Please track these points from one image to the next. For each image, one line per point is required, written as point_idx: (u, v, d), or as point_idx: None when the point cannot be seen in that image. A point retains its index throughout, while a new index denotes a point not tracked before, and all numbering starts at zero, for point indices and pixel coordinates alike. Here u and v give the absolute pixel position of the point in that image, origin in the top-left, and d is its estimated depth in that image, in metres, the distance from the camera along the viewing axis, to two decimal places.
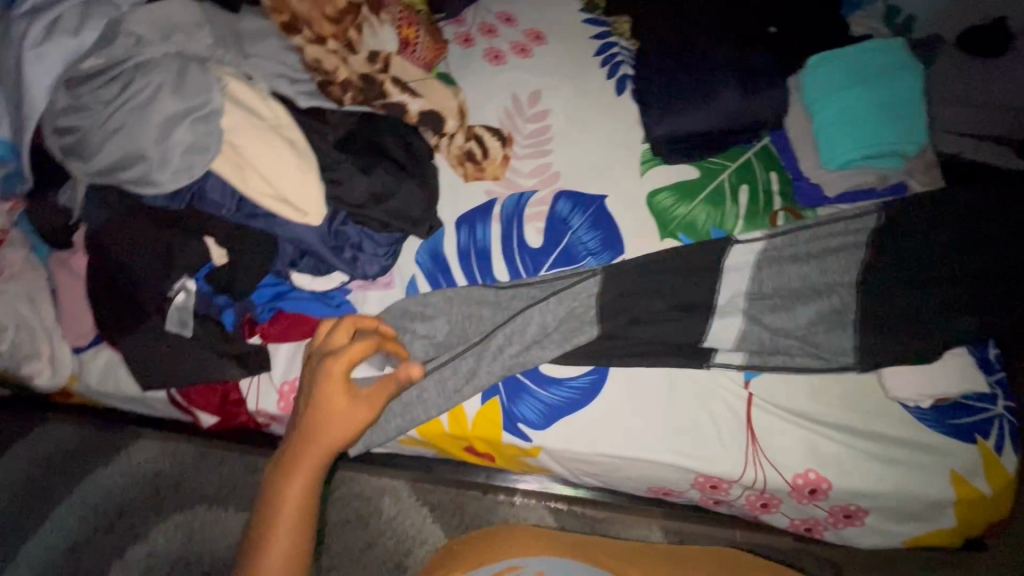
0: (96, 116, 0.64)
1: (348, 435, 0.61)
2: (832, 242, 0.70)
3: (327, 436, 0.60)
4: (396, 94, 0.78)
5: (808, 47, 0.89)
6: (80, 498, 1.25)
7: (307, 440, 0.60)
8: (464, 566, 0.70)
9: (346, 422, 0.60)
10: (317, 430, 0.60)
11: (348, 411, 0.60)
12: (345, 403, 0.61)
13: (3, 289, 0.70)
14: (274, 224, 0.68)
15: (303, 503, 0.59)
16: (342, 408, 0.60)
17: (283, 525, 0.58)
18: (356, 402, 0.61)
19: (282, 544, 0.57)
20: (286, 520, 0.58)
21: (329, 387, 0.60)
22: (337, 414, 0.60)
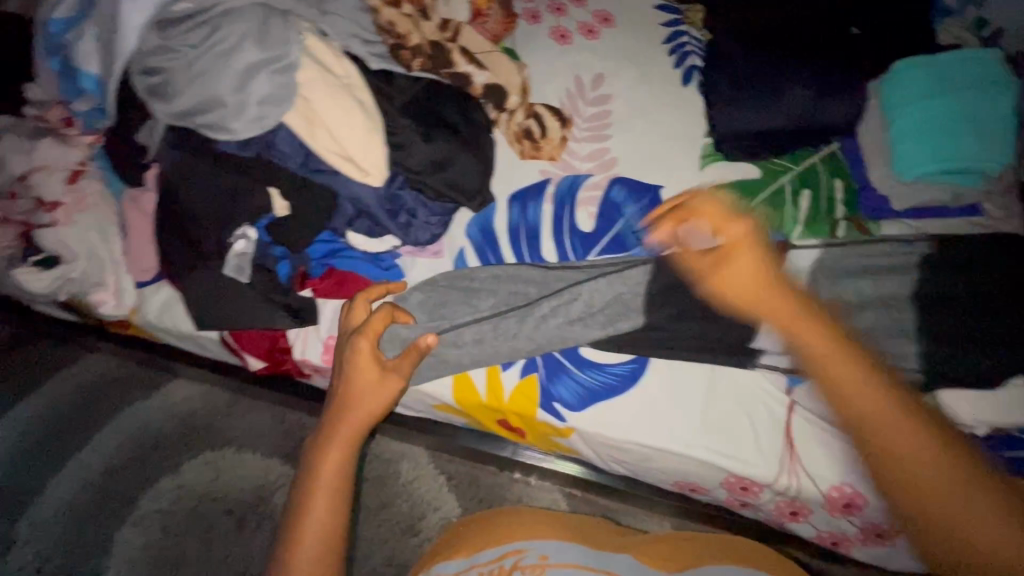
0: (182, 59, 0.66)
1: (380, 405, 0.65)
2: (879, 261, 0.72)
3: (362, 408, 0.65)
4: (463, 64, 0.79)
5: (891, 50, 0.85)
6: (119, 426, 1.31)
7: (343, 410, 0.65)
8: (468, 548, 0.73)
9: (378, 392, 0.65)
10: (352, 396, 0.65)
11: (379, 381, 0.65)
12: (375, 374, 0.66)
13: (77, 219, 0.73)
14: (337, 180, 0.69)
15: (340, 476, 0.63)
16: (372, 379, 0.66)
17: (321, 495, 0.62)
18: (385, 373, 0.66)
19: (321, 512, 0.61)
20: (326, 488, 0.62)
21: (360, 360, 0.66)
22: (368, 385, 0.65)
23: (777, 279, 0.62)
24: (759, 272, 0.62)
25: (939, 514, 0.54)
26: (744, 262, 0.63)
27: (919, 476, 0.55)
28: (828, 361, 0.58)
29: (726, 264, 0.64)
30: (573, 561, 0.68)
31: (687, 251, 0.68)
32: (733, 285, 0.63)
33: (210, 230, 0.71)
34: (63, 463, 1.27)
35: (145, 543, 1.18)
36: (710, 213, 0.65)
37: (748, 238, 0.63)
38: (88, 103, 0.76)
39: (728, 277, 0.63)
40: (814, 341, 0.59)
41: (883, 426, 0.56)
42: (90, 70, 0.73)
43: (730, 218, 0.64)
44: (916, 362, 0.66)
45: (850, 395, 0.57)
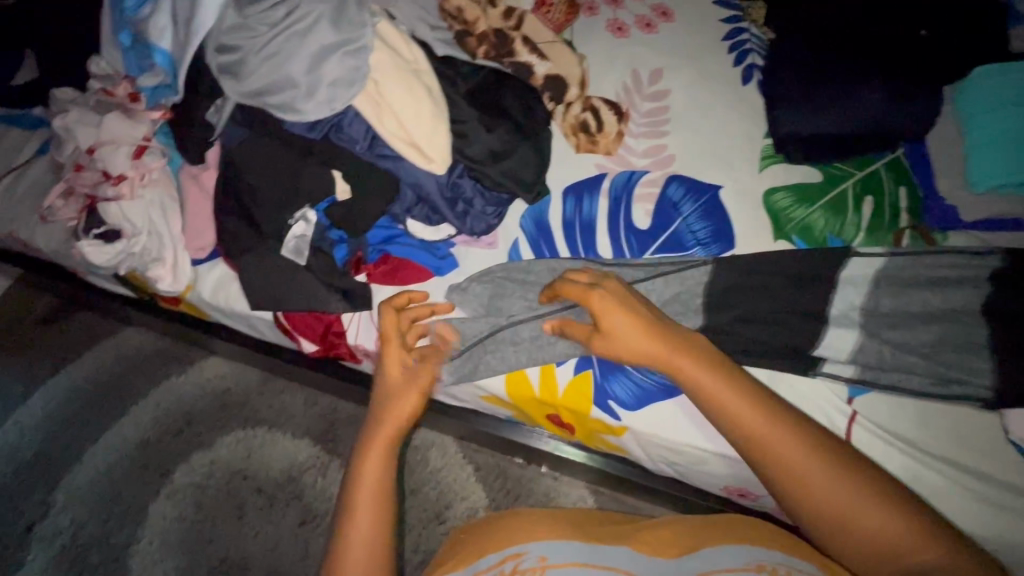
0: (259, 38, 0.66)
1: (412, 404, 0.67)
2: (950, 273, 0.68)
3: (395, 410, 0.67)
4: (525, 53, 0.78)
5: (968, 53, 0.81)
6: (155, 399, 1.33)
7: (377, 414, 0.67)
8: (464, 557, 0.61)
9: (408, 392, 0.68)
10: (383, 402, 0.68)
11: (406, 381, 0.69)
12: (404, 377, 0.69)
13: (140, 195, 0.75)
14: (401, 166, 0.69)
15: (382, 477, 0.63)
16: (401, 381, 0.69)
17: (365, 494, 0.62)
18: (411, 372, 0.69)
19: (367, 511, 0.62)
20: (368, 490, 0.63)
21: (390, 366, 0.69)
22: (397, 387, 0.68)
23: (650, 323, 0.60)
24: (641, 323, 0.60)
25: (845, 524, 0.54)
26: (614, 326, 0.60)
27: (815, 495, 0.54)
28: (700, 391, 0.58)
29: (612, 333, 0.61)
30: (575, 560, 0.57)
31: (580, 333, 0.64)
32: (622, 347, 0.61)
33: (272, 210, 0.71)
34: (101, 432, 1.29)
35: (177, 516, 1.20)
36: (575, 290, 0.63)
37: (609, 304, 0.60)
38: (154, 78, 0.75)
39: (620, 340, 0.60)
40: (671, 363, 0.59)
41: (764, 451, 0.56)
42: (162, 45, 0.72)
43: (586, 290, 0.62)
44: (990, 380, 0.64)
45: (737, 423, 0.57)
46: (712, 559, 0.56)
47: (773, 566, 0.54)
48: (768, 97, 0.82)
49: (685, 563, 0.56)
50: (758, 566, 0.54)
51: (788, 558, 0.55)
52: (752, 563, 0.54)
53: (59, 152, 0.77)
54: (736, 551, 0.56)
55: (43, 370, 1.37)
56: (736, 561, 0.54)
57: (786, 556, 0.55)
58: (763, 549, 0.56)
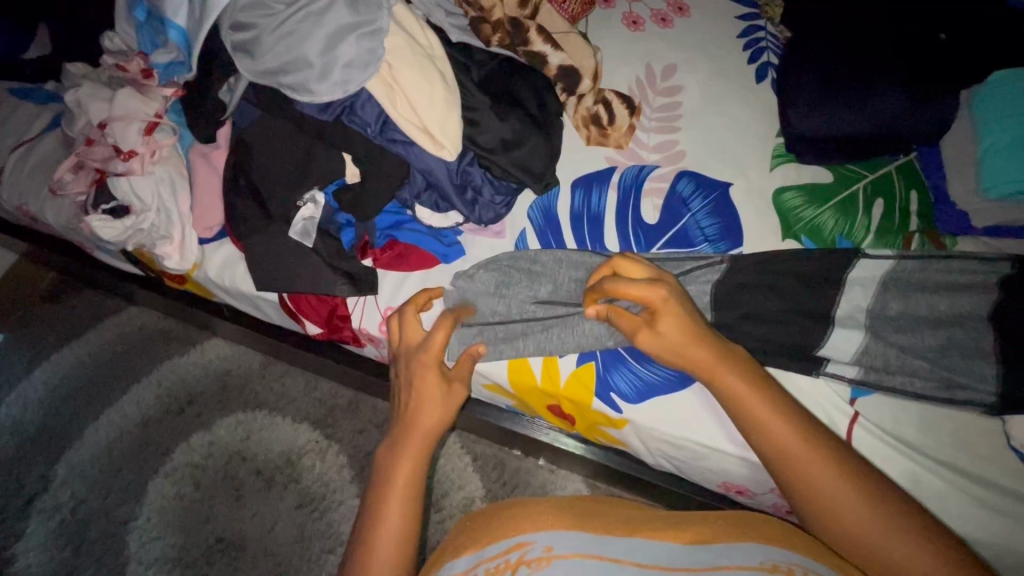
0: (276, 16, 0.65)
1: (445, 413, 0.63)
2: (959, 278, 0.68)
3: (427, 416, 0.63)
4: (539, 43, 0.77)
5: (987, 58, 0.80)
6: (156, 378, 1.34)
7: (408, 427, 0.63)
8: (477, 543, 0.58)
9: (444, 402, 0.64)
10: (415, 415, 0.63)
11: (446, 397, 0.64)
12: (440, 388, 0.64)
13: (151, 170, 0.75)
14: (411, 151, 0.69)
15: (410, 484, 0.60)
16: (437, 389, 0.64)
17: (393, 497, 0.59)
18: (449, 383, 0.65)
19: (395, 520, 0.58)
20: (397, 498, 0.59)
21: (424, 375, 0.64)
22: (434, 398, 0.64)
23: (701, 329, 0.59)
24: (695, 331, 0.59)
25: (855, 540, 0.54)
26: (668, 327, 0.59)
27: (836, 509, 0.55)
28: (742, 399, 0.58)
29: (662, 339, 0.60)
30: (580, 551, 0.53)
31: (626, 326, 0.62)
32: (667, 349, 0.60)
33: (281, 192, 0.71)
34: (102, 409, 1.30)
35: (176, 494, 1.21)
36: (635, 287, 0.60)
37: (667, 303, 0.59)
38: (168, 55, 0.74)
39: (668, 343, 0.59)
40: (714, 371, 0.59)
41: (792, 463, 0.56)
42: (178, 21, 0.71)
43: (645, 284, 0.59)
44: (994, 385, 0.64)
45: (771, 435, 0.57)
46: (723, 554, 0.52)
47: (788, 567, 0.50)
48: (782, 96, 0.82)
49: (696, 553, 0.54)
50: (772, 565, 0.50)
51: (805, 558, 0.52)
52: (767, 562, 0.50)
53: (70, 126, 0.77)
54: (749, 549, 0.52)
55: (47, 345, 1.38)
56: (748, 559, 0.51)
57: (804, 558, 0.52)
58: (780, 549, 0.52)
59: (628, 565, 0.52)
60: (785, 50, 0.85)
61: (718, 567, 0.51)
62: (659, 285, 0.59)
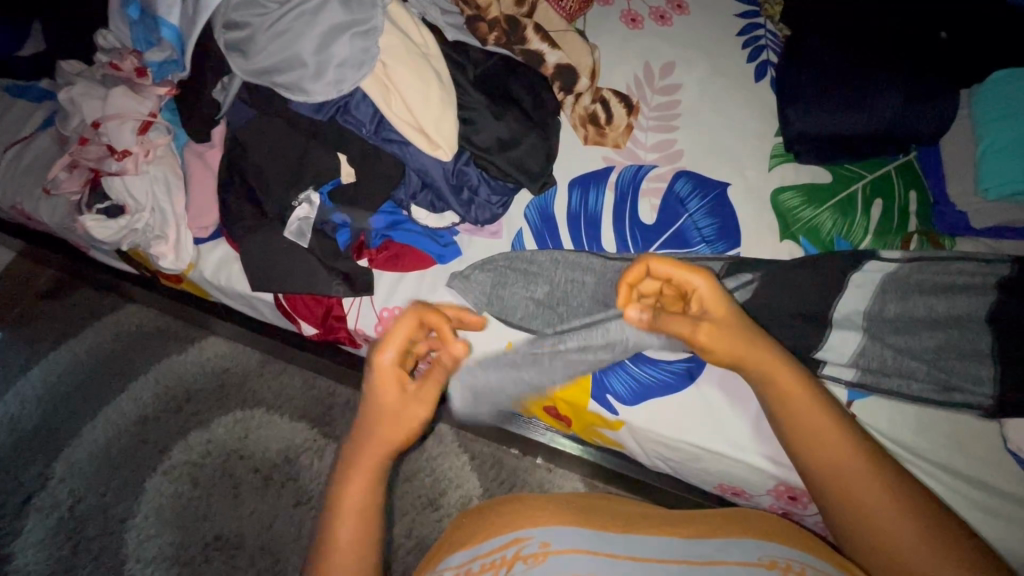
0: (269, 15, 0.65)
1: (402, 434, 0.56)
2: (957, 279, 0.68)
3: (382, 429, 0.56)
4: (536, 42, 0.76)
5: (987, 57, 0.80)
6: (154, 377, 1.34)
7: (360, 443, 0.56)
8: (473, 539, 0.57)
9: (400, 416, 0.56)
10: (366, 431, 0.56)
11: (399, 414, 0.55)
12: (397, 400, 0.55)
13: (146, 170, 0.74)
14: (407, 151, 0.69)
15: (370, 495, 0.56)
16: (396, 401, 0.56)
17: (353, 502, 0.55)
18: (406, 399, 0.56)
19: (354, 526, 0.55)
20: (354, 509, 0.55)
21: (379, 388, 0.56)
22: (386, 415, 0.55)
23: (752, 327, 0.58)
24: (746, 324, 0.58)
25: (892, 553, 0.52)
26: (721, 318, 0.57)
27: (876, 518, 0.52)
28: (795, 402, 0.56)
29: (719, 329, 0.57)
30: (578, 546, 0.53)
31: (677, 321, 0.58)
32: (720, 345, 0.57)
33: (276, 192, 0.71)
34: (100, 407, 1.30)
35: (174, 492, 1.21)
36: (684, 271, 0.58)
37: (716, 293, 0.58)
38: (162, 53, 0.75)
39: (722, 338, 0.57)
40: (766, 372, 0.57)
41: (841, 471, 0.54)
42: (171, 21, 0.71)
43: (695, 270, 0.58)
44: (991, 388, 0.64)
45: (822, 441, 0.55)
46: (722, 550, 0.52)
47: (787, 563, 0.50)
48: (781, 95, 0.81)
49: (694, 547, 0.53)
50: (770, 561, 0.50)
51: (806, 554, 0.51)
52: (764, 558, 0.50)
53: (64, 125, 0.77)
54: (747, 545, 0.52)
55: (45, 342, 1.38)
56: (747, 555, 0.51)
57: (805, 554, 0.52)
58: (781, 546, 0.52)
59: (625, 560, 0.52)
60: (784, 48, 0.84)
61: (716, 561, 0.51)
62: (706, 272, 0.58)
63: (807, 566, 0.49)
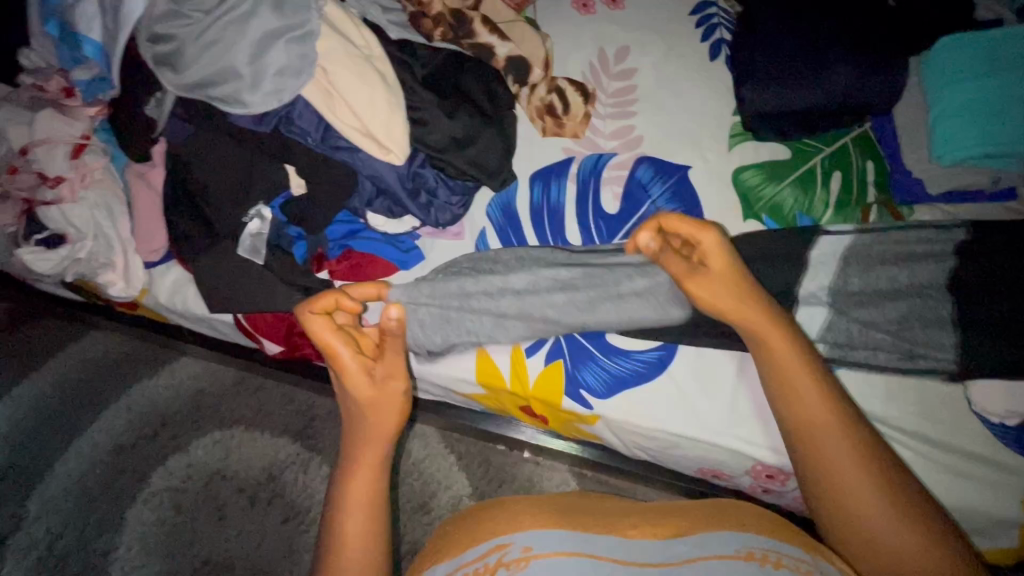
0: (195, 24, 0.63)
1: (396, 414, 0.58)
2: (917, 247, 0.69)
3: (382, 421, 0.57)
4: (485, 34, 0.75)
5: (932, 23, 0.81)
6: (126, 404, 1.30)
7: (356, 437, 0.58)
8: (452, 550, 0.56)
9: (380, 402, 0.57)
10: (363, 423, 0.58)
11: (379, 388, 0.57)
12: (373, 391, 0.57)
13: (84, 197, 0.71)
14: (357, 158, 0.67)
15: (373, 493, 0.57)
16: (371, 388, 0.57)
17: (355, 513, 0.55)
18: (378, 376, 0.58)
19: (360, 529, 0.55)
20: (362, 501, 0.56)
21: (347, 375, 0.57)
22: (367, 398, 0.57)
23: (751, 286, 0.58)
24: (744, 285, 0.58)
25: (842, 502, 0.53)
26: (717, 270, 0.57)
27: (837, 469, 0.54)
28: (774, 354, 0.57)
29: (714, 279, 0.58)
30: (560, 549, 0.52)
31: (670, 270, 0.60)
32: (712, 292, 0.58)
33: (225, 209, 0.68)
34: (72, 440, 1.26)
35: (157, 520, 1.18)
36: (689, 224, 0.57)
37: (716, 248, 0.57)
38: (89, 71, 0.72)
39: (712, 289, 0.58)
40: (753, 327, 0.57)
41: (813, 423, 0.55)
42: (93, 37, 0.70)
43: (701, 226, 0.57)
44: (953, 353, 0.65)
45: (796, 391, 0.56)
46: (699, 545, 0.52)
47: (764, 555, 0.50)
48: (735, 73, 0.81)
49: (672, 546, 0.53)
50: (747, 553, 0.50)
51: (774, 541, 0.52)
52: (742, 550, 0.51)
53: None
54: (725, 539, 0.53)
55: (5, 379, 1.32)
56: (725, 549, 0.51)
57: (776, 542, 0.52)
58: (754, 535, 0.53)
59: (608, 562, 0.52)
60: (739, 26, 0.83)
61: (696, 559, 0.51)
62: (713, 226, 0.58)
63: (782, 556, 0.50)
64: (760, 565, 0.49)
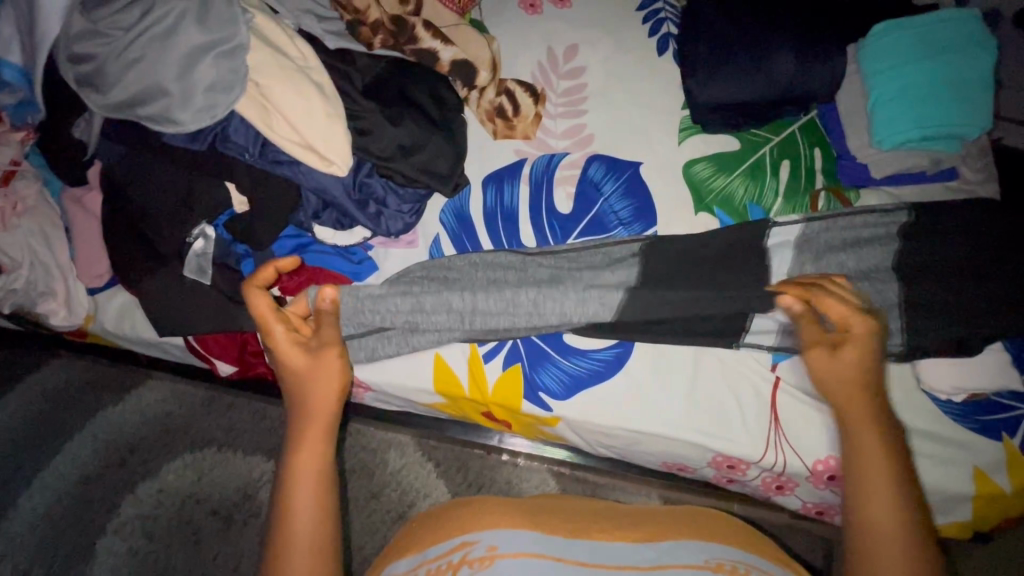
0: (115, 44, 0.62)
1: (334, 385, 0.57)
2: (863, 233, 0.70)
3: (321, 393, 0.57)
4: (428, 39, 0.75)
5: (870, 9, 0.82)
6: (90, 432, 1.26)
7: (299, 414, 0.56)
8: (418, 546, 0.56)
9: (318, 373, 0.57)
10: (304, 397, 0.57)
11: (317, 360, 0.58)
12: (308, 359, 0.58)
13: (16, 225, 0.69)
14: (299, 171, 0.66)
15: (324, 470, 0.54)
16: (306, 357, 0.58)
17: (308, 491, 0.52)
18: (318, 348, 0.59)
19: (309, 509, 0.51)
20: (313, 481, 0.53)
21: (280, 347, 0.58)
22: (302, 368, 0.58)
23: (887, 390, 0.56)
24: (879, 378, 0.56)
25: None
26: (855, 359, 0.56)
27: (879, 535, 0.48)
28: (858, 410, 0.54)
29: (851, 363, 0.55)
30: (525, 550, 0.51)
31: (810, 335, 0.58)
32: (836, 375, 0.56)
33: (166, 230, 0.67)
34: (35, 474, 1.22)
35: (129, 549, 1.15)
36: (841, 308, 0.58)
37: (863, 338, 0.56)
38: (13, 95, 0.69)
39: (843, 367, 0.56)
40: (847, 397, 0.55)
41: (862, 462, 0.51)
42: (10, 59, 0.67)
43: (857, 312, 0.58)
44: (901, 338, 0.66)
45: (863, 437, 0.52)
46: (669, 553, 0.52)
47: (734, 566, 0.50)
48: (682, 67, 0.81)
49: (641, 551, 0.52)
50: (716, 564, 0.50)
51: (743, 554, 0.53)
52: (712, 561, 0.51)
53: None
54: (695, 548, 0.52)
55: None
56: (694, 558, 0.51)
57: (745, 554, 0.53)
58: (723, 548, 0.53)
59: (571, 565, 0.50)
60: (682, 20, 0.83)
61: (665, 565, 0.50)
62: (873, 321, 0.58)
63: (751, 569, 0.50)
64: None
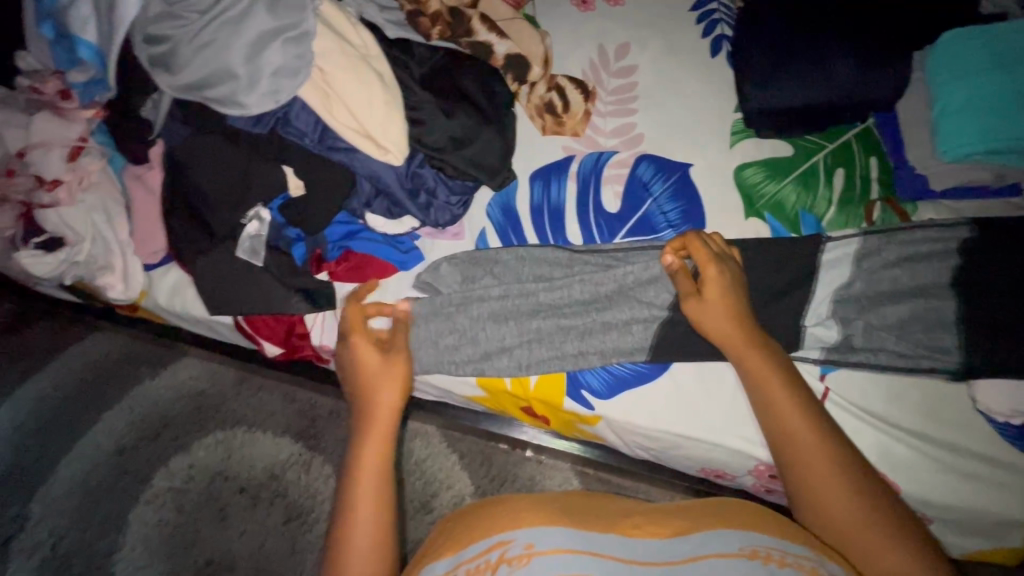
0: (189, 27, 0.64)
1: (397, 391, 0.61)
2: (922, 247, 0.68)
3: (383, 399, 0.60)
4: (483, 32, 0.74)
5: (938, 15, 0.79)
6: (127, 405, 1.30)
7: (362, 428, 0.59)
8: (455, 543, 0.54)
9: (382, 380, 0.62)
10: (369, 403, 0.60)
11: (385, 365, 0.63)
12: (379, 364, 0.63)
13: (82, 199, 0.72)
14: (355, 158, 0.66)
15: (382, 476, 0.56)
16: (377, 367, 0.62)
17: (365, 498, 0.54)
18: (391, 356, 0.63)
19: (368, 522, 0.53)
20: (367, 491, 0.55)
21: (358, 351, 0.63)
22: (373, 371, 0.62)
23: (744, 317, 0.61)
24: (734, 310, 0.61)
25: (829, 519, 0.52)
26: (712, 298, 0.61)
27: (812, 475, 0.53)
28: (735, 346, 0.60)
29: (709, 304, 0.61)
30: (563, 547, 0.50)
31: (681, 286, 0.64)
32: (706, 318, 0.61)
33: (224, 211, 0.69)
34: (73, 442, 1.26)
35: (159, 520, 1.18)
36: (703, 253, 0.63)
37: (718, 278, 0.62)
38: (85, 74, 0.73)
39: (705, 312, 0.61)
40: (729, 339, 0.60)
41: (774, 407, 0.57)
42: (86, 38, 0.71)
43: (710, 257, 0.63)
44: (956, 354, 0.65)
45: (765, 385, 0.58)
46: (702, 544, 0.50)
47: (769, 553, 0.48)
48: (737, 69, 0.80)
49: (674, 545, 0.51)
50: (751, 551, 0.48)
51: (781, 541, 0.50)
52: (746, 548, 0.49)
53: None
54: (728, 536, 0.51)
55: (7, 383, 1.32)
56: (727, 546, 0.49)
57: (778, 538, 0.51)
58: (757, 533, 0.51)
59: (608, 560, 0.49)
60: (738, 21, 0.82)
61: (698, 558, 0.49)
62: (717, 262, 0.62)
63: (785, 554, 0.48)
64: (764, 564, 0.47)
